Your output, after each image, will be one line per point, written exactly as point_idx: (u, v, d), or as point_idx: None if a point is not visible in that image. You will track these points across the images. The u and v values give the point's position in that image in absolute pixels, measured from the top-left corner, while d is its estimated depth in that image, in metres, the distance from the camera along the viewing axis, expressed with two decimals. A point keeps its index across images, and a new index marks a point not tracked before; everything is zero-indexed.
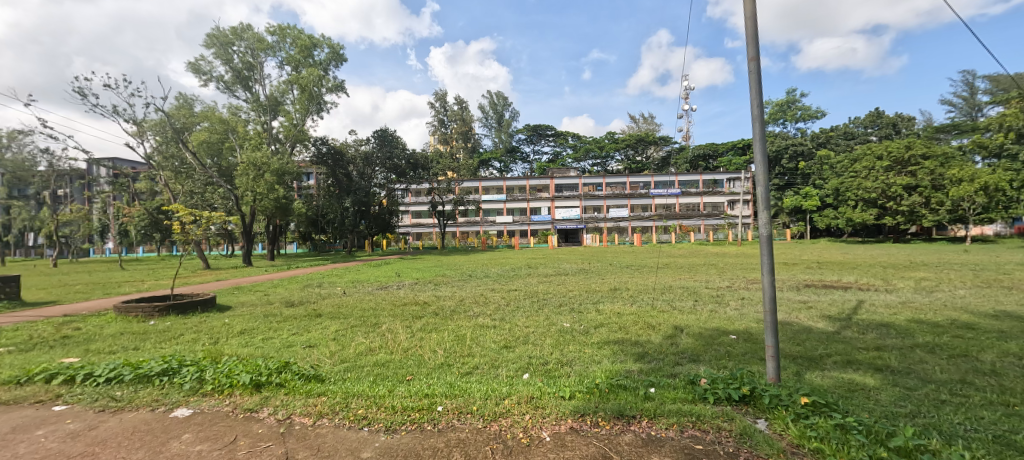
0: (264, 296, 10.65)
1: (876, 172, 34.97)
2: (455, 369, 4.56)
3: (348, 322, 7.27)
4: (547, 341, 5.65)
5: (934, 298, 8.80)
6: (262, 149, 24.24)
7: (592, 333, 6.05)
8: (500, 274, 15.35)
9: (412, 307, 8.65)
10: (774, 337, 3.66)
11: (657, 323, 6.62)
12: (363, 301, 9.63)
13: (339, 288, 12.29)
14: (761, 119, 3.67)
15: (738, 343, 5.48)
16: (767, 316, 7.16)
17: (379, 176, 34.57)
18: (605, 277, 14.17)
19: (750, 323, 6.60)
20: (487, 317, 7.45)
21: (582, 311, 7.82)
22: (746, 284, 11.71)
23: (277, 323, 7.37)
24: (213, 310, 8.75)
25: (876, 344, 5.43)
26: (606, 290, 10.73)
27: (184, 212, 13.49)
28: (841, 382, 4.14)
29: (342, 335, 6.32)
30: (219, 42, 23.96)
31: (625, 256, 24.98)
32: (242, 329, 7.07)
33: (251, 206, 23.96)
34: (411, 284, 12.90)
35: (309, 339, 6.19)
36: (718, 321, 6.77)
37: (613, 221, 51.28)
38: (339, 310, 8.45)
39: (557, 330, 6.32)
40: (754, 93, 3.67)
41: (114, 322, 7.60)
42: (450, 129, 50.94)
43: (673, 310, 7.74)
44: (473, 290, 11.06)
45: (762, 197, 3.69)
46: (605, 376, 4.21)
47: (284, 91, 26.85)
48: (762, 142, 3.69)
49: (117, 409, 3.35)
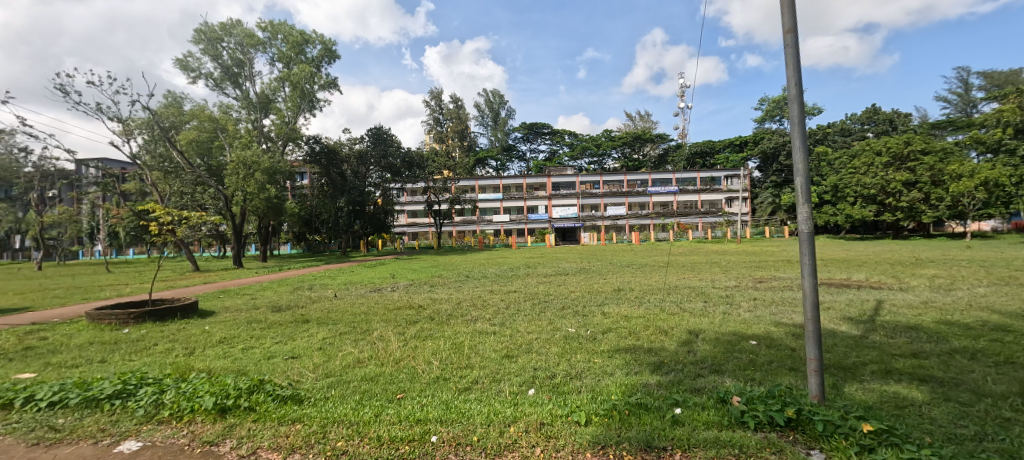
0: (250, 301, 10.11)
1: (875, 168, 34.65)
2: (452, 384, 4.10)
3: (337, 329, 6.77)
4: (551, 349, 5.19)
5: (955, 297, 8.37)
6: (252, 148, 23.64)
7: (600, 340, 5.57)
8: (498, 275, 14.85)
9: (405, 312, 8.12)
10: (817, 349, 3.20)
11: (669, 328, 6.14)
12: (355, 305, 9.12)
13: (331, 291, 11.75)
14: (800, 98, 3.25)
15: (761, 350, 5.04)
16: (784, 319, 6.69)
17: (373, 176, 34.04)
18: (607, 277, 13.72)
19: (769, 327, 6.14)
20: (486, 322, 6.95)
21: (587, 314, 7.33)
22: (754, 284, 11.27)
23: (259, 331, 6.85)
24: (194, 316, 8.24)
25: (911, 350, 4.97)
26: (610, 290, 10.27)
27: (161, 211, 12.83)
28: (886, 397, 3.68)
29: (330, 344, 5.83)
30: (207, 38, 23.32)
31: (625, 255, 24.53)
32: (221, 338, 6.55)
33: (241, 206, 23.33)
34: (406, 286, 12.39)
35: (293, 349, 5.69)
36: (734, 325, 6.31)
37: (611, 220, 50.87)
38: (328, 315, 7.94)
39: (562, 336, 5.84)
40: (791, 70, 3.29)
41: (84, 331, 7.09)
42: (446, 127, 50.40)
43: (684, 313, 7.27)
44: (470, 292, 10.58)
45: (801, 187, 3.24)
46: (621, 393, 3.74)
47: (275, 88, 26.32)
48: (801, 125, 3.27)
49: (54, 442, 2.86)
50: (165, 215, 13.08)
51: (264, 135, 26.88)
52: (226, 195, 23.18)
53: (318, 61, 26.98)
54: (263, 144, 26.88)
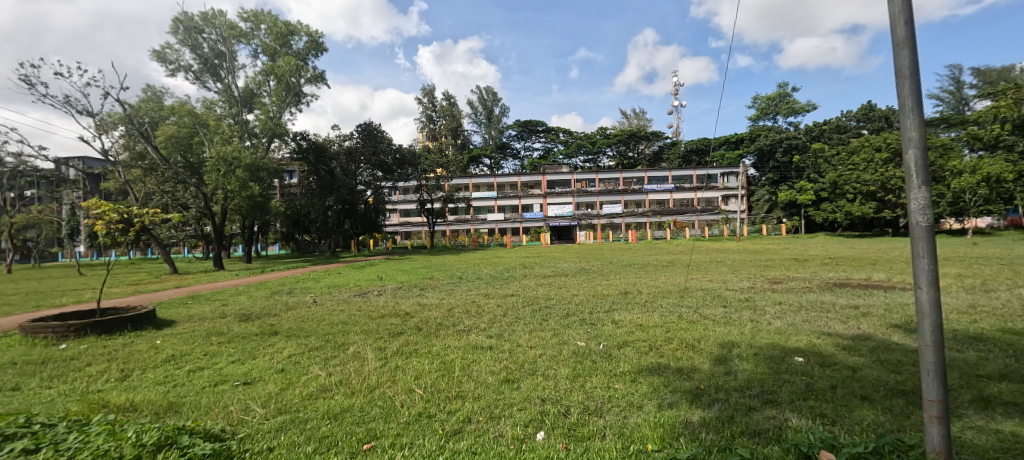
0: (219, 308, 9.11)
1: (875, 164, 33.92)
2: (437, 425, 3.20)
3: (310, 342, 5.86)
4: (561, 370, 4.33)
5: (1001, 300, 7.56)
6: (233, 143, 22.40)
7: (616, 358, 4.66)
8: (494, 276, 13.92)
9: (389, 320, 7.17)
10: (939, 388, 2.32)
11: (695, 341, 5.24)
12: (333, 312, 8.14)
13: (310, 295, 10.74)
14: (913, 42, 2.38)
15: (816, 369, 4.18)
16: (825, 327, 5.81)
17: (364, 173, 32.93)
18: (610, 277, 12.88)
19: (812, 339, 5.24)
20: (482, 334, 5.99)
21: (597, 323, 6.43)
22: (770, 285, 10.44)
23: (217, 346, 5.87)
24: (149, 327, 7.24)
25: (997, 370, 4.09)
26: (617, 294, 9.36)
27: (105, 209, 11.19)
28: (1006, 442, 2.82)
29: (297, 364, 4.91)
30: (184, 27, 22.11)
31: (624, 254, 23.75)
32: (169, 356, 5.56)
33: (224, 205, 22.26)
34: (393, 290, 11.39)
35: (250, 371, 4.76)
36: (769, 336, 5.41)
37: (607, 218, 50.26)
38: (302, 325, 7.01)
39: (570, 352, 4.93)
40: (899, 6, 2.44)
41: (14, 347, 6.10)
42: (439, 125, 49.47)
43: (708, 321, 6.38)
44: (463, 296, 9.64)
45: (916, 162, 2.35)
46: (658, 440, 2.86)
47: (260, 82, 25.29)
48: (915, 79, 2.38)
49: None
50: (110, 212, 11.47)
51: (248, 131, 25.64)
52: (206, 193, 22.06)
53: (305, 53, 25.89)
54: (244, 140, 25.61)
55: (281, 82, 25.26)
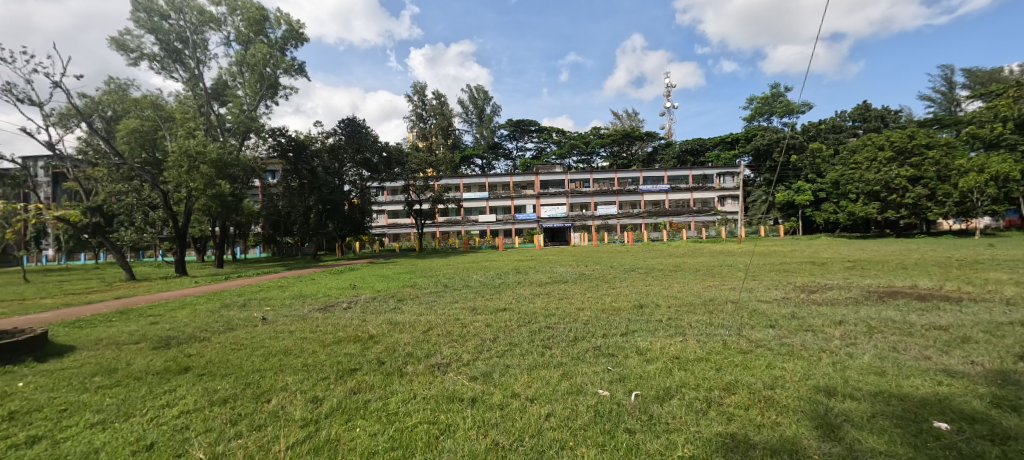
0: (142, 329, 7.35)
1: (876, 163, 32.30)
2: None
3: (223, 388, 4.18)
4: (588, 455, 2.74)
5: None
6: (195, 135, 20.21)
7: (663, 423, 3.08)
8: (483, 284, 12.23)
9: (345, 349, 5.47)
10: None
11: (770, 389, 3.62)
12: (279, 335, 6.42)
13: (263, 310, 8.93)
14: None
15: (994, 453, 2.64)
16: (935, 363, 4.24)
17: (350, 173, 31.27)
18: (616, 285, 11.36)
19: (934, 385, 3.67)
20: (463, 374, 4.34)
21: (618, 354, 4.79)
22: (806, 295, 8.86)
23: (92, 394, 4.18)
24: (24, 362, 5.42)
25: None
26: (631, 309, 7.67)
27: None
28: None
29: (180, 434, 3.26)
30: (143, 8, 20.12)
31: (624, 257, 22.45)
32: (13, 412, 3.86)
33: (187, 203, 20.24)
34: (365, 302, 9.64)
35: (98, 450, 3.09)
36: (869, 378, 3.82)
37: (602, 219, 48.84)
38: (227, 356, 5.31)
39: (591, 409, 3.32)
40: None
41: None
42: (429, 124, 47.78)
43: (766, 350, 4.75)
44: (446, 312, 7.92)
45: None
46: None
47: (233, 73, 23.73)
48: None
49: None
50: None
51: (219, 125, 23.90)
52: (164, 191, 19.96)
53: (282, 43, 24.12)
54: (216, 136, 23.96)
55: (254, 73, 23.42)
